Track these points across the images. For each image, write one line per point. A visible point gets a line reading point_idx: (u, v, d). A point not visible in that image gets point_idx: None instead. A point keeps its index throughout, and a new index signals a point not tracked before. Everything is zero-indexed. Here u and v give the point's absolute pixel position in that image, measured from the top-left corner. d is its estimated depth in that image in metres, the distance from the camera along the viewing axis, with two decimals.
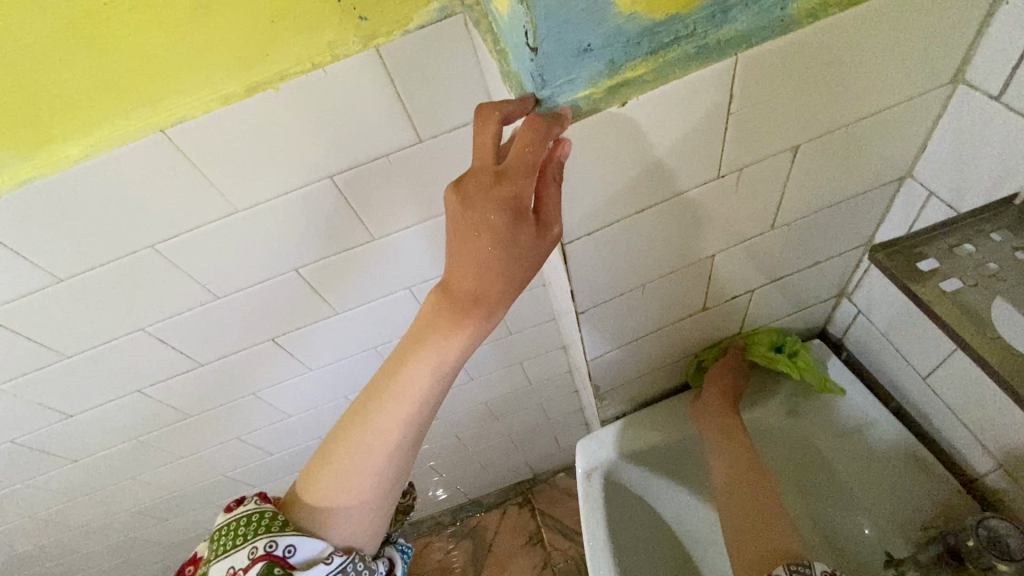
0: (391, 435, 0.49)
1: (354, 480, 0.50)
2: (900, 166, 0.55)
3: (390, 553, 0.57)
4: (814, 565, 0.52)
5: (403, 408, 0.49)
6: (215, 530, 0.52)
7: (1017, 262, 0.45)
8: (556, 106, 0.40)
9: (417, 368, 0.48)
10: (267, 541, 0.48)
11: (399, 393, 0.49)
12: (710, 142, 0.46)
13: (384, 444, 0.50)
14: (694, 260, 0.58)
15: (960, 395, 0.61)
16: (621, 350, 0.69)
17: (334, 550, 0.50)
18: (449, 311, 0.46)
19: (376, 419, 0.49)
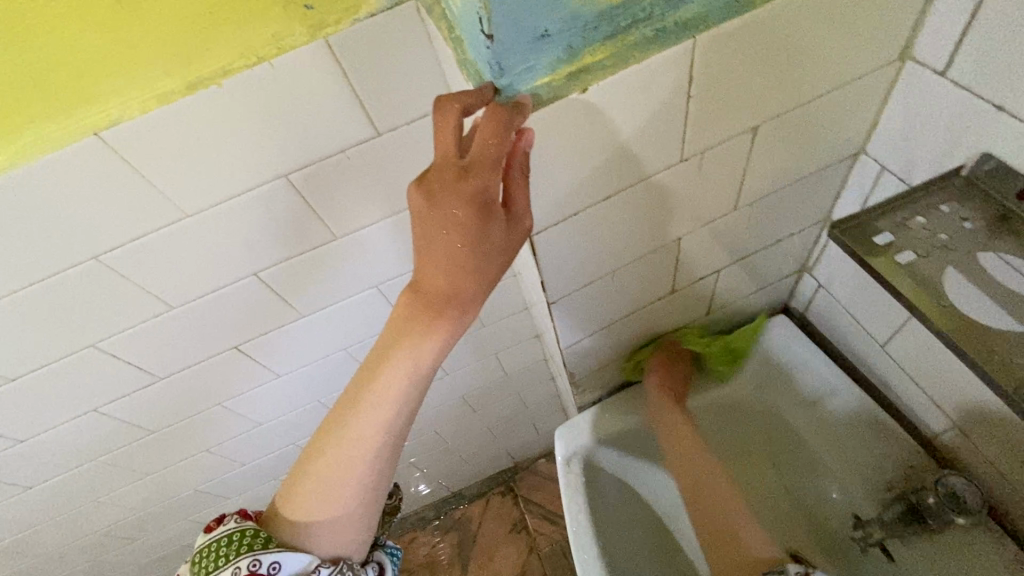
0: (372, 442, 0.48)
1: (339, 491, 0.49)
2: (852, 142, 0.57)
3: (380, 557, 0.56)
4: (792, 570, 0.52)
5: (379, 412, 0.48)
6: (196, 553, 0.51)
7: (967, 233, 0.47)
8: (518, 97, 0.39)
9: (394, 373, 0.46)
10: (250, 559, 0.47)
11: (375, 400, 0.47)
12: (672, 127, 0.46)
13: (364, 451, 0.48)
14: (661, 245, 0.59)
15: (914, 358, 0.64)
16: (593, 337, 0.69)
17: (320, 564, 0.49)
18: (422, 311, 0.45)
19: (355, 428, 0.48)
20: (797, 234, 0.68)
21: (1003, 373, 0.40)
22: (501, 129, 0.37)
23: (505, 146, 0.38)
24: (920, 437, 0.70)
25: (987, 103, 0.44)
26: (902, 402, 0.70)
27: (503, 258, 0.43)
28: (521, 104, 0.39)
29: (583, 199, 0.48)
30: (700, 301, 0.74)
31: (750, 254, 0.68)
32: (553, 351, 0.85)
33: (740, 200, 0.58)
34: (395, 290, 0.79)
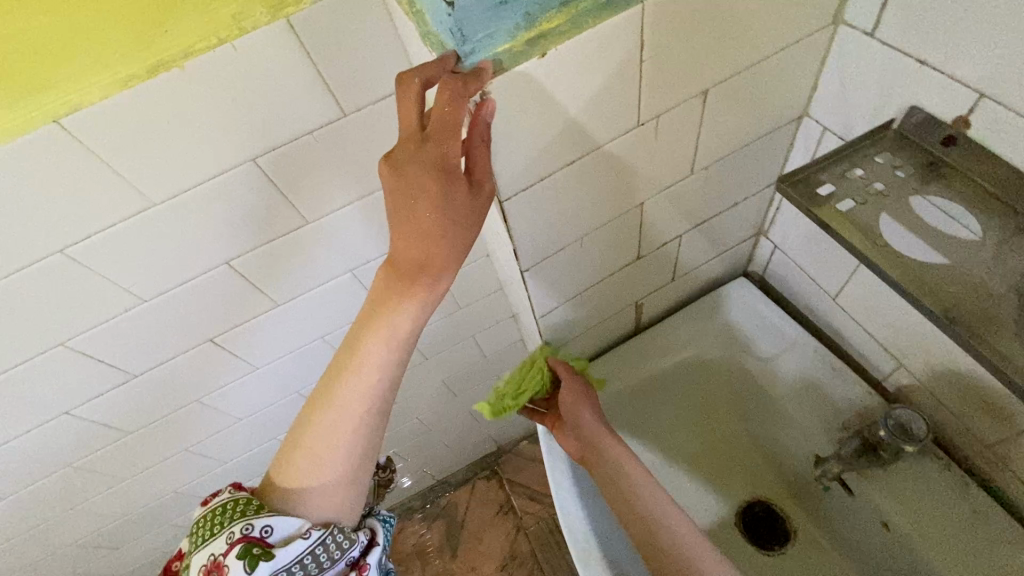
0: (358, 409, 0.50)
1: (330, 460, 0.51)
2: (796, 105, 0.60)
3: (372, 525, 0.57)
4: None
5: (364, 378, 0.49)
6: (194, 525, 0.53)
7: (900, 179, 0.51)
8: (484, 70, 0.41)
9: (375, 338, 0.48)
10: (239, 526, 0.49)
11: (360, 365, 0.49)
12: (628, 91, 0.48)
13: (351, 415, 0.50)
14: (624, 211, 0.62)
15: (863, 305, 0.69)
16: (566, 306, 0.72)
17: (312, 525, 0.50)
18: (399, 277, 0.47)
19: (341, 394, 0.49)
20: (752, 197, 0.72)
21: (929, 299, 0.43)
22: (459, 91, 0.39)
23: (463, 110, 0.39)
24: (872, 381, 0.75)
25: (911, 59, 0.48)
26: (855, 348, 0.75)
27: (469, 220, 0.44)
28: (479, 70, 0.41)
29: (548, 165, 0.51)
30: (665, 267, 0.77)
31: (710, 218, 0.72)
32: (529, 326, 0.87)
33: (696, 164, 0.61)
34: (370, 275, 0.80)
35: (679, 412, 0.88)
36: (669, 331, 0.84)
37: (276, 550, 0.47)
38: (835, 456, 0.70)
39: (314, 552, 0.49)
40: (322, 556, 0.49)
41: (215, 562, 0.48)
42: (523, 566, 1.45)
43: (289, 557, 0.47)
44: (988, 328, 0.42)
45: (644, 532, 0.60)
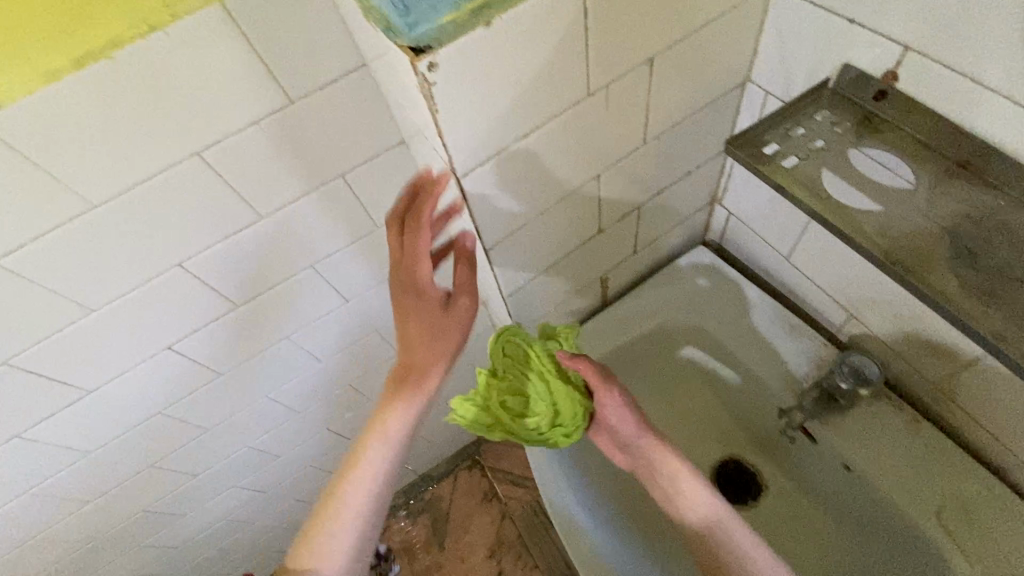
0: (371, 484, 0.60)
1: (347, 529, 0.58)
2: (738, 71, 0.62)
3: None
4: None
5: (376, 459, 0.60)
6: None
7: (839, 135, 0.53)
8: (435, 44, 0.40)
9: (387, 424, 0.61)
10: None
11: (370, 450, 0.60)
12: (575, 61, 0.48)
13: (362, 493, 0.60)
14: (581, 184, 0.63)
15: (813, 262, 0.72)
16: (532, 284, 0.73)
17: None
18: (404, 381, 0.61)
19: (355, 475, 0.60)
20: (703, 166, 0.74)
21: (871, 244, 0.46)
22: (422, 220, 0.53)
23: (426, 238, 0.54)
24: (827, 334, 0.79)
25: (842, 18, 0.50)
26: (809, 304, 0.79)
27: (462, 321, 0.59)
28: (454, 209, 0.57)
29: (502, 140, 0.50)
30: (625, 240, 0.78)
31: (665, 189, 0.73)
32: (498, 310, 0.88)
33: (647, 134, 0.63)
34: (332, 270, 0.79)
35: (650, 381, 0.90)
36: (635, 302, 0.86)
37: None
38: (797, 408, 0.73)
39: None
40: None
41: None
42: (511, 550, 1.46)
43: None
44: (925, 266, 0.44)
45: (699, 538, 0.61)
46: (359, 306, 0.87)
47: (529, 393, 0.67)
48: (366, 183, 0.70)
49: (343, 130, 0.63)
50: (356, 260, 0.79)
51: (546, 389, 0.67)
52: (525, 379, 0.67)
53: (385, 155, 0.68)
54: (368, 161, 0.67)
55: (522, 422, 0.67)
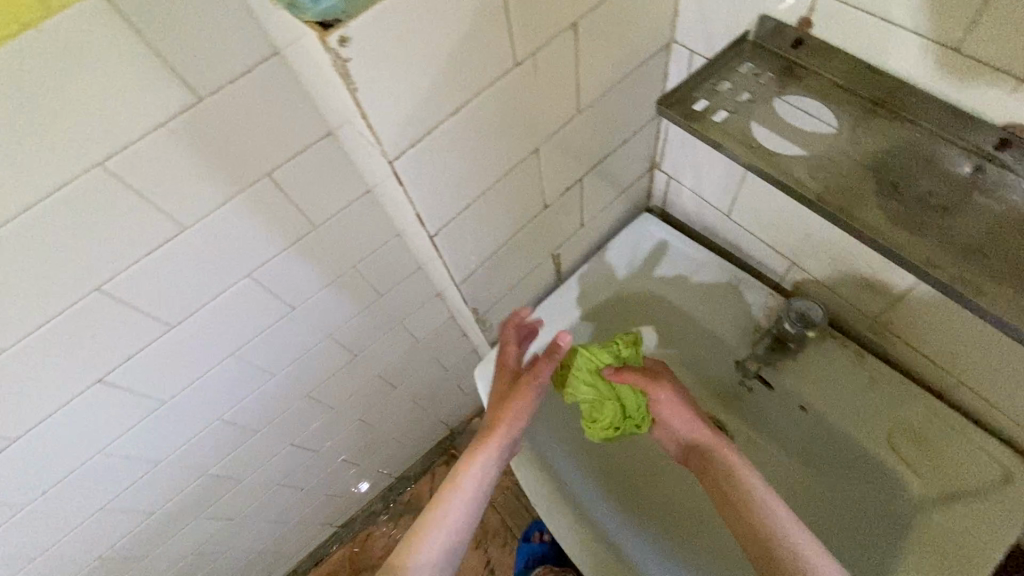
0: (457, 519, 0.65)
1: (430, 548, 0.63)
2: (662, 32, 0.62)
3: None
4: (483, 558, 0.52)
5: (463, 495, 0.66)
6: None
7: (763, 86, 0.54)
8: (342, 15, 0.37)
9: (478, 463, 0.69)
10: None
11: (462, 485, 0.67)
12: (496, 30, 0.46)
13: (448, 525, 0.64)
14: (520, 160, 0.62)
15: (752, 215, 0.74)
16: (484, 267, 0.71)
17: None
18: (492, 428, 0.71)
19: (445, 508, 0.65)
20: (639, 132, 0.74)
21: (803, 186, 0.47)
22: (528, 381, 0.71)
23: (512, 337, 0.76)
24: (772, 283, 0.82)
25: None
26: (753, 257, 0.81)
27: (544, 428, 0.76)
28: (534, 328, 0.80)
29: (430, 117, 0.48)
30: (571, 213, 0.78)
31: (604, 158, 0.73)
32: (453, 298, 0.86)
33: (580, 102, 0.62)
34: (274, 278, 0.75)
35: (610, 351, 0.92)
36: (589, 275, 0.86)
37: None
38: (752, 357, 0.76)
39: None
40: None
41: None
42: (497, 538, 1.46)
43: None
44: (854, 202, 0.45)
45: (751, 531, 0.57)
46: (310, 313, 0.84)
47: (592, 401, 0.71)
48: (299, 182, 0.66)
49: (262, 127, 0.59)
50: (298, 263, 0.75)
51: (609, 393, 0.71)
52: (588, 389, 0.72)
53: (314, 149, 0.64)
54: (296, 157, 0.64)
55: (597, 426, 0.72)
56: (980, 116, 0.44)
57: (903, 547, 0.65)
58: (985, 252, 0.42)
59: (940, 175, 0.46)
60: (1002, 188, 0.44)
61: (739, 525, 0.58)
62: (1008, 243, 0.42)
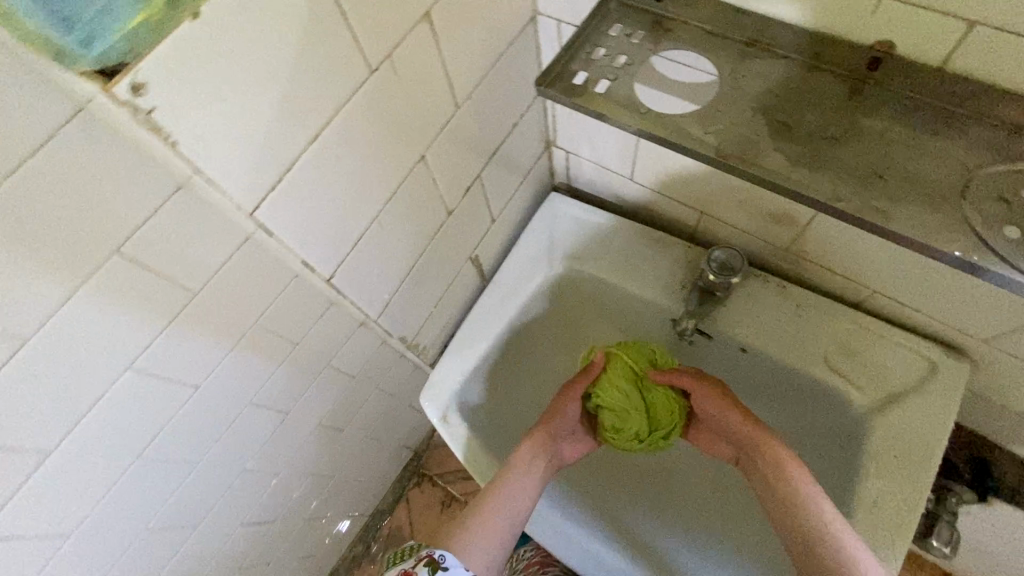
0: (518, 494, 0.67)
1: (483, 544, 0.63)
2: (523, 7, 0.58)
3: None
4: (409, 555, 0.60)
5: (525, 474, 0.68)
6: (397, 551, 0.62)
7: (637, 46, 0.52)
8: (130, 58, 0.30)
9: (536, 443, 0.70)
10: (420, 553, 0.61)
11: (523, 463, 0.68)
12: (338, 39, 0.40)
13: (510, 496, 0.66)
14: (408, 173, 0.56)
15: (655, 175, 0.74)
16: (399, 292, 0.66)
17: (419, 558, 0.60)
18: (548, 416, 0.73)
19: (507, 482, 0.67)
20: (527, 113, 0.71)
21: (699, 146, 0.45)
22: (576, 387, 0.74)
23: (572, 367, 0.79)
24: (686, 238, 0.83)
25: None
26: (666, 214, 0.81)
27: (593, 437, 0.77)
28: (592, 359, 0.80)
29: (286, 153, 0.42)
30: (478, 212, 0.73)
31: (498, 148, 0.69)
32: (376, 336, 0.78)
33: (457, 98, 0.57)
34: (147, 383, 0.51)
35: (550, 338, 0.90)
36: (512, 270, 0.82)
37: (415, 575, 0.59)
38: (688, 314, 0.74)
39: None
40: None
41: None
42: None
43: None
44: (751, 152, 0.44)
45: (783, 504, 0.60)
46: (227, 394, 0.63)
47: (620, 407, 0.72)
48: (170, 265, 0.44)
49: (58, 203, 0.35)
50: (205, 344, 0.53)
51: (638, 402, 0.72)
52: (620, 394, 0.72)
53: (177, 205, 0.41)
54: (141, 232, 0.40)
55: (620, 435, 0.73)
56: (850, 38, 0.43)
57: (860, 459, 0.67)
58: (881, 173, 0.42)
59: (823, 102, 0.45)
60: (884, 105, 0.44)
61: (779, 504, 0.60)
62: (900, 158, 0.42)
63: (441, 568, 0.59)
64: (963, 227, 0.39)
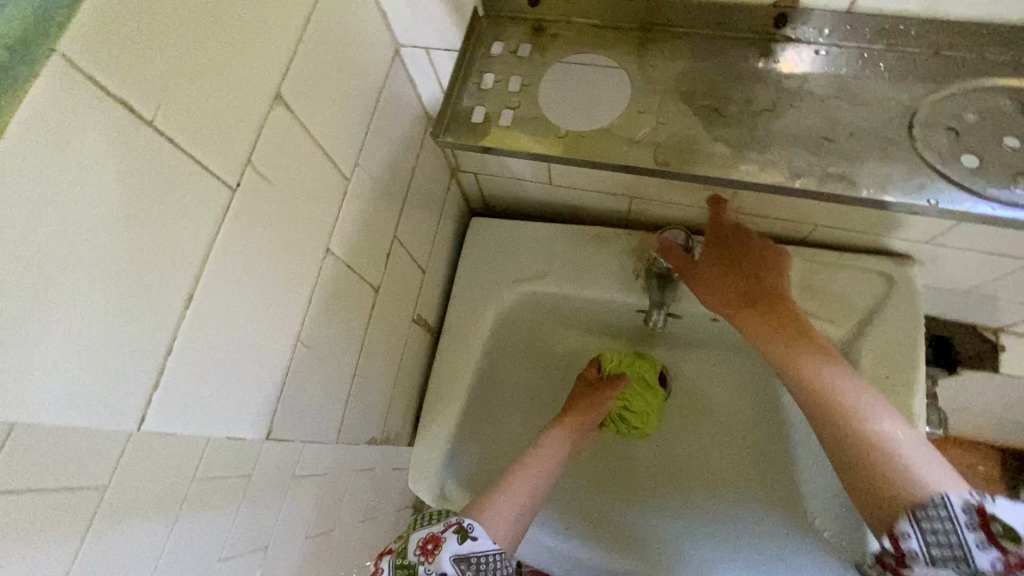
0: (536, 482, 0.60)
1: (512, 507, 0.56)
2: (383, 44, 0.51)
3: (456, 547, 0.49)
4: (445, 520, 0.51)
5: (543, 465, 0.62)
6: (432, 515, 0.53)
7: (527, 62, 0.46)
8: None
9: (554, 440, 0.66)
10: (450, 518, 0.52)
11: (539, 455, 0.63)
12: (169, 167, 0.32)
13: (533, 483, 0.59)
14: (317, 271, 0.47)
15: (574, 176, 0.67)
16: (352, 395, 0.57)
17: (451, 521, 0.51)
18: (568, 415, 0.70)
19: (526, 467, 0.61)
20: (423, 150, 0.63)
21: (633, 160, 0.41)
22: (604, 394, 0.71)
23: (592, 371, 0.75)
24: (621, 223, 0.76)
25: None
26: (592, 208, 0.74)
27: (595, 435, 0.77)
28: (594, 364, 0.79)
29: (159, 328, 0.33)
30: (406, 271, 0.65)
31: (405, 200, 0.61)
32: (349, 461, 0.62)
33: (345, 168, 0.48)
34: None
35: (526, 370, 0.81)
36: (461, 315, 0.75)
37: (445, 547, 0.49)
38: (655, 307, 0.69)
39: (466, 561, 0.49)
40: (468, 571, 0.48)
41: (427, 550, 0.49)
42: None
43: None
44: (689, 150, 0.41)
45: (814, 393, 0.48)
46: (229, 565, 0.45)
47: (644, 411, 0.75)
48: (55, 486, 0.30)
49: None
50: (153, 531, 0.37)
51: (655, 402, 0.76)
52: (639, 398, 0.75)
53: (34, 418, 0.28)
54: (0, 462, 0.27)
55: (638, 430, 0.77)
56: (750, 3, 0.41)
57: None
58: (828, 135, 0.39)
59: (745, 74, 0.42)
60: (812, 64, 0.41)
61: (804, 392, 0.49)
62: (840, 113, 0.39)
63: (470, 539, 0.50)
64: (923, 169, 0.37)
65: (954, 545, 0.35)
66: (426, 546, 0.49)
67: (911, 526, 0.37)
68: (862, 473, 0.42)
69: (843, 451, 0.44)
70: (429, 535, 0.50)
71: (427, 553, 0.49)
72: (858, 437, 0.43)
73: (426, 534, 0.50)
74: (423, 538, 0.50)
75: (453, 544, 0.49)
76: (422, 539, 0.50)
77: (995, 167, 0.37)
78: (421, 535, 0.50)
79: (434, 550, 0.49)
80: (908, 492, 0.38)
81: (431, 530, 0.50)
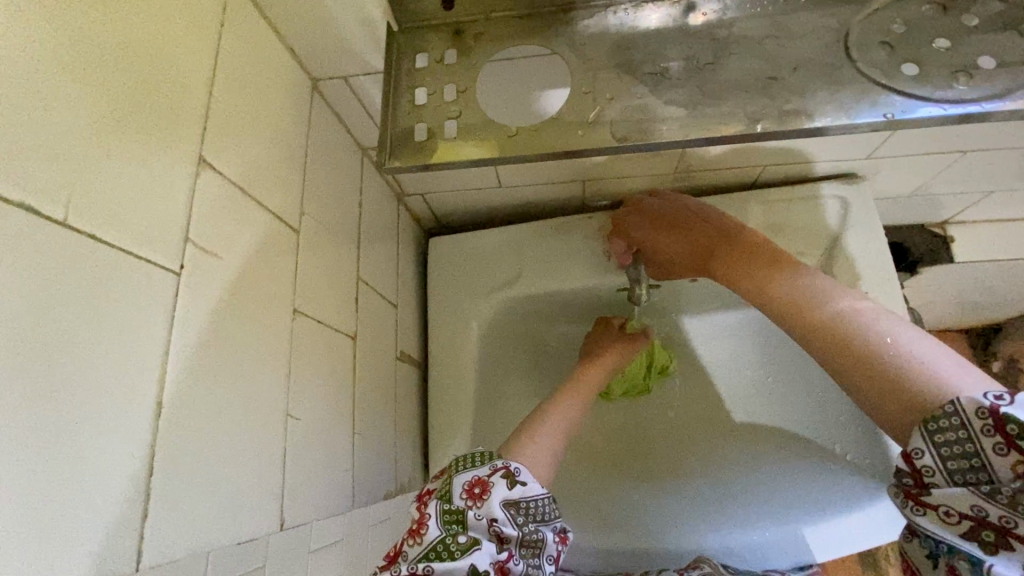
0: (566, 422, 0.55)
1: (548, 443, 0.51)
2: (300, 83, 0.47)
3: (507, 494, 0.44)
4: (490, 463, 0.46)
5: (571, 406, 0.58)
6: (470, 456, 0.46)
7: (456, 69, 0.44)
8: None
9: (576, 389, 0.61)
10: (496, 460, 0.46)
11: (567, 398, 0.59)
12: (100, 264, 0.28)
13: (565, 424, 0.55)
14: (289, 335, 0.43)
15: (523, 173, 0.66)
16: (355, 454, 0.53)
17: (501, 465, 0.46)
18: (586, 366, 0.66)
19: (555, 409, 0.56)
20: (366, 182, 0.59)
21: (591, 141, 0.39)
22: (624, 344, 0.70)
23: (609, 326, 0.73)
24: (580, 209, 0.75)
25: None
26: (547, 200, 0.73)
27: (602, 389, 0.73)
28: None
29: (132, 441, 0.29)
30: (379, 310, 0.62)
31: (359, 237, 0.57)
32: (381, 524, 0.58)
33: (292, 219, 0.45)
34: None
35: (522, 378, 0.79)
36: (445, 340, 0.72)
37: (496, 494, 0.43)
38: (635, 284, 0.68)
39: (517, 505, 0.44)
40: (520, 516, 0.43)
41: (475, 499, 0.43)
42: None
43: (484, 528, 0.42)
44: (644, 119, 0.39)
45: (810, 323, 0.41)
46: None
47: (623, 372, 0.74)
48: None
49: None
50: None
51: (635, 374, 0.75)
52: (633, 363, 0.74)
53: None
54: None
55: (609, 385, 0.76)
56: None
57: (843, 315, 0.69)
58: (773, 75, 0.39)
59: (675, 36, 0.42)
60: (727, 5, 0.43)
61: (800, 323, 0.42)
62: (776, 54, 0.40)
63: (520, 483, 0.45)
64: (872, 87, 0.38)
65: (971, 456, 0.30)
66: (471, 497, 0.43)
67: (924, 440, 0.32)
68: (867, 395, 0.36)
69: (840, 373, 0.38)
70: (474, 483, 0.44)
71: (475, 501, 0.43)
72: (853, 355, 0.37)
73: (473, 480, 0.44)
74: (470, 484, 0.44)
75: (503, 489, 0.44)
76: (468, 486, 0.44)
77: (935, 70, 0.37)
78: (466, 482, 0.44)
79: (485, 499, 0.43)
80: (923, 413, 0.32)
81: (478, 477, 0.44)
